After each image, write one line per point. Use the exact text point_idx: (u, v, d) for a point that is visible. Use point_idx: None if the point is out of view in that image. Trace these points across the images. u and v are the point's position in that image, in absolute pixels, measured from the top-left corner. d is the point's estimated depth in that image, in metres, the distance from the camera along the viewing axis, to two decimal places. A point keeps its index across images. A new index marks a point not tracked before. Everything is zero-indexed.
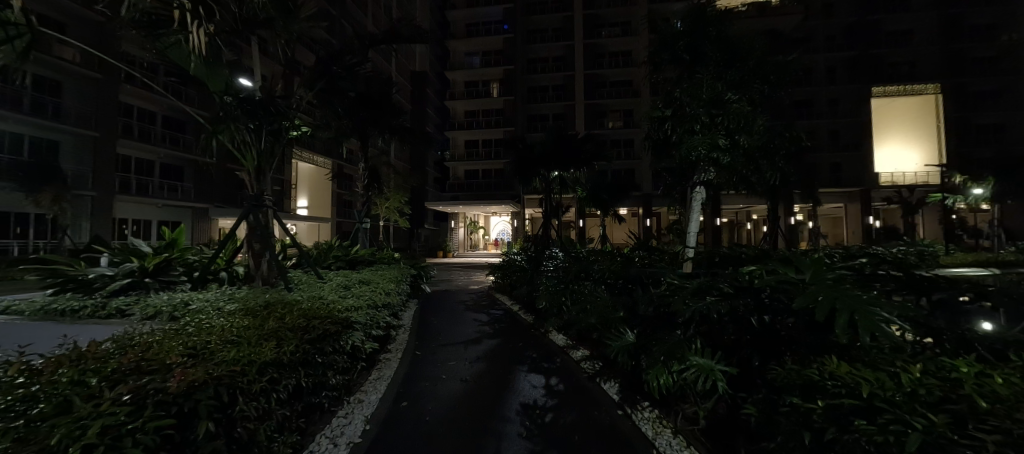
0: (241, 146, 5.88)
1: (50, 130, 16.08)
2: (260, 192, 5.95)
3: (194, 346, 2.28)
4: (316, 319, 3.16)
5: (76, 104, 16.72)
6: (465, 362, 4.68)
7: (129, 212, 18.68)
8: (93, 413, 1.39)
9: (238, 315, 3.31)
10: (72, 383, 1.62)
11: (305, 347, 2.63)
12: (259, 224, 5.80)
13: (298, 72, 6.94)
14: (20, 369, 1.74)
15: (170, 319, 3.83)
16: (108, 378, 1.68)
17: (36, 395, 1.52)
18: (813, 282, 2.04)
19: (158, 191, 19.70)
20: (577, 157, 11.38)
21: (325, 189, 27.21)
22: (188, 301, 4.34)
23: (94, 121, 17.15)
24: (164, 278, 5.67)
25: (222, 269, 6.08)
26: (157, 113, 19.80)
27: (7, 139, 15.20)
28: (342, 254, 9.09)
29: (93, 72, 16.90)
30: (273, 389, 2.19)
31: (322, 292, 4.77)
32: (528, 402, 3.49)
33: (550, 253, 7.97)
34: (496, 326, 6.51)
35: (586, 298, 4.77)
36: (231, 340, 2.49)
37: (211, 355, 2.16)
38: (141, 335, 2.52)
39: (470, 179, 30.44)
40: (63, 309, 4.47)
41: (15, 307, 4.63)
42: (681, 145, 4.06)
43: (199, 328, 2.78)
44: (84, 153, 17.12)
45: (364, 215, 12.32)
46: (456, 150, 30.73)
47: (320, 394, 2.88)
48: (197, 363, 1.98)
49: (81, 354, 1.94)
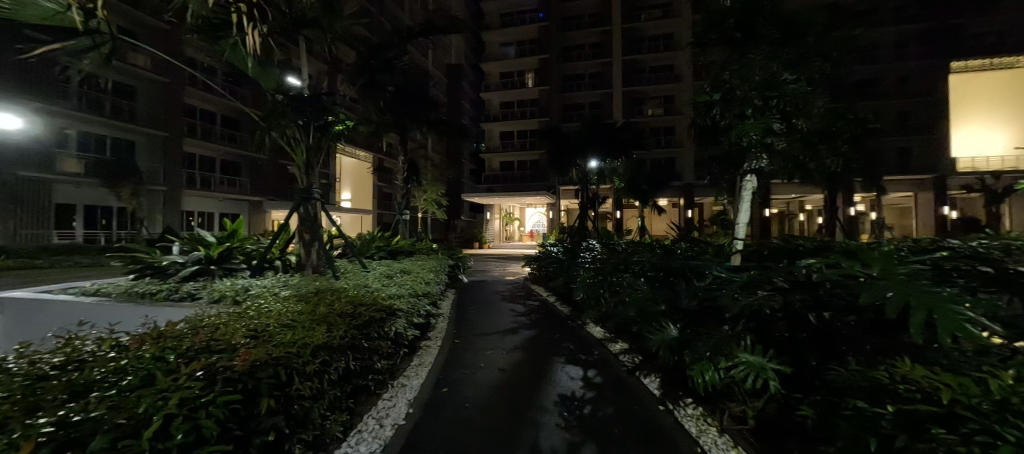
0: (292, 142, 6.28)
1: (128, 132, 17.76)
2: (309, 185, 6.30)
3: (256, 328, 2.47)
4: (363, 305, 3.35)
5: (148, 107, 18.28)
6: (502, 351, 4.74)
7: (195, 205, 20.35)
8: (173, 386, 1.53)
9: (292, 300, 3.53)
10: (154, 358, 1.80)
11: (353, 333, 2.77)
12: (309, 216, 6.17)
13: (340, 69, 7.19)
14: (111, 345, 1.95)
15: (233, 303, 4.17)
16: (184, 355, 1.85)
17: (125, 368, 1.69)
18: (882, 278, 1.87)
19: (219, 185, 21.32)
20: (615, 145, 11.10)
21: (367, 182, 28.33)
22: (249, 287, 4.68)
23: (163, 122, 18.71)
24: (227, 266, 6.14)
25: (277, 258, 6.52)
26: (217, 113, 21.34)
27: (92, 141, 16.83)
28: (385, 243, 9.40)
29: (161, 76, 18.35)
30: (326, 370, 2.35)
31: (366, 280, 5.01)
32: (566, 393, 3.49)
33: (587, 244, 7.86)
34: (532, 316, 6.55)
35: (626, 290, 4.65)
36: (288, 324, 2.66)
37: (270, 337, 2.33)
38: (208, 317, 2.75)
39: (506, 170, 30.49)
40: (142, 292, 4.94)
41: (104, 289, 5.22)
42: (730, 131, 3.82)
43: (258, 313, 3.00)
44: (157, 151, 18.74)
45: (404, 207, 12.74)
46: (491, 142, 30.89)
47: (366, 377, 3.01)
48: (260, 344, 2.14)
49: (160, 333, 2.14)
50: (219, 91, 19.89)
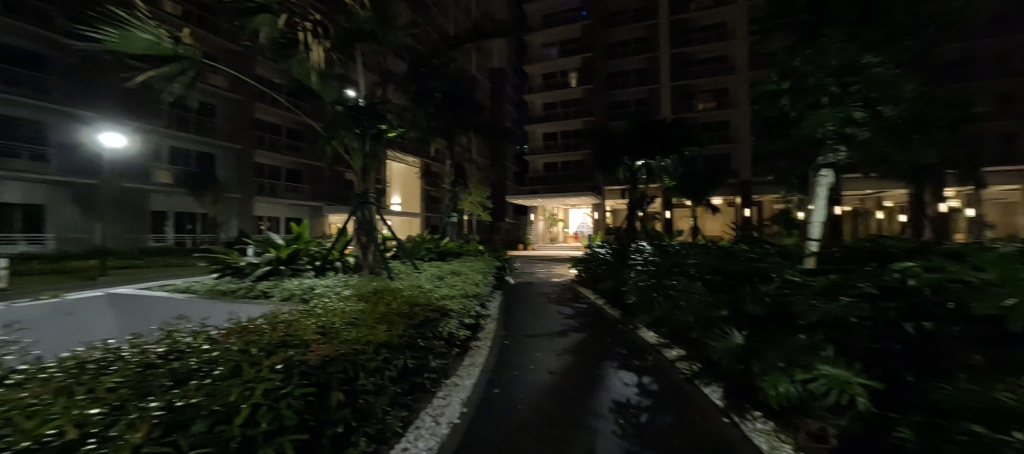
0: (350, 150, 6.68)
1: (210, 146, 19.75)
2: (365, 191, 6.67)
3: (324, 325, 2.63)
4: (419, 305, 3.47)
5: (225, 123, 20.27)
6: (551, 354, 4.71)
7: (264, 211, 22.26)
8: (257, 377, 1.66)
9: (353, 299, 3.75)
10: (240, 350, 1.97)
11: (410, 332, 2.88)
12: (366, 220, 6.54)
13: (393, 79, 7.54)
14: (204, 338, 2.16)
15: (301, 301, 4.50)
16: (265, 348, 2.01)
17: (216, 359, 1.86)
18: (1002, 282, 1.64)
19: (285, 192, 23.18)
20: (665, 142, 10.68)
21: (415, 186, 29.46)
22: (314, 286, 5.03)
23: (237, 135, 20.64)
24: (294, 266, 6.64)
25: (338, 259, 6.95)
26: (282, 126, 23.20)
27: (183, 155, 18.81)
28: (434, 246, 9.71)
29: (235, 94, 20.26)
30: (387, 368, 2.45)
31: (419, 281, 5.20)
32: (621, 400, 3.38)
33: (637, 246, 7.63)
34: (581, 319, 6.46)
35: (682, 294, 4.44)
36: (351, 322, 2.82)
37: (337, 334, 2.47)
38: (282, 314, 2.98)
39: (549, 172, 30.35)
40: (224, 290, 5.46)
41: (193, 286, 5.84)
42: (800, 123, 3.54)
43: (324, 310, 3.20)
44: (233, 162, 20.69)
45: (452, 209, 13.12)
46: (535, 143, 30.92)
47: (423, 374, 3.11)
48: (328, 340, 2.27)
49: (244, 328, 2.35)
50: (284, 106, 21.61)
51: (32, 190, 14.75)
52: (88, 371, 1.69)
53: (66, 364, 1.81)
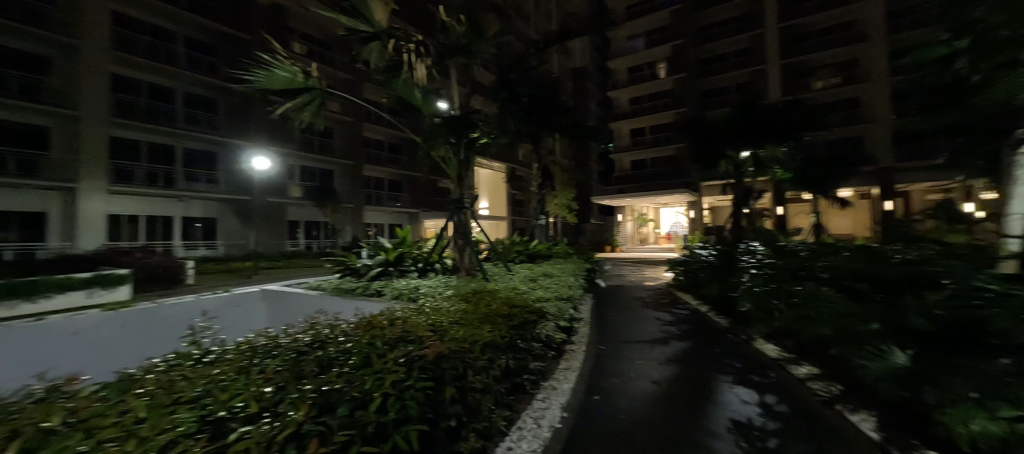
0: (447, 159, 7.14)
1: (330, 163, 22.80)
2: (461, 197, 7.06)
3: (434, 323, 2.81)
4: (517, 308, 3.54)
5: (341, 142, 23.27)
6: (652, 362, 4.42)
7: (372, 218, 24.96)
8: (385, 369, 1.82)
9: (455, 300, 3.98)
10: (369, 343, 2.20)
11: (512, 333, 2.93)
12: (461, 224, 6.94)
13: (484, 89, 7.90)
14: (340, 331, 2.47)
15: (408, 300, 4.92)
16: (388, 342, 2.22)
17: (351, 349, 2.09)
18: None
19: (388, 200, 25.72)
20: (778, 128, 9.41)
21: (502, 190, 30.41)
22: (418, 286, 5.45)
23: (350, 152, 23.52)
24: (401, 267, 7.29)
25: (437, 261, 7.46)
26: (385, 141, 25.84)
27: (312, 173, 22.06)
28: (523, 247, 9.87)
29: (348, 116, 23.16)
30: (492, 367, 2.52)
31: (513, 283, 5.33)
32: (740, 419, 3.02)
33: (747, 246, 6.83)
34: (683, 326, 5.99)
35: (814, 302, 3.83)
36: (457, 321, 2.97)
37: (446, 332, 2.62)
38: (397, 311, 3.28)
39: (638, 169, 28.92)
40: (345, 288, 6.21)
41: (322, 285, 6.75)
42: (983, 88, 2.82)
43: (432, 309, 3.44)
44: (347, 176, 23.60)
45: (539, 212, 13.23)
46: (621, 141, 29.76)
47: (523, 375, 3.15)
48: (439, 337, 2.42)
49: (370, 323, 2.63)
50: (386, 123, 24.06)
51: (207, 206, 18.26)
52: (257, 355, 2.02)
53: (241, 348, 2.19)
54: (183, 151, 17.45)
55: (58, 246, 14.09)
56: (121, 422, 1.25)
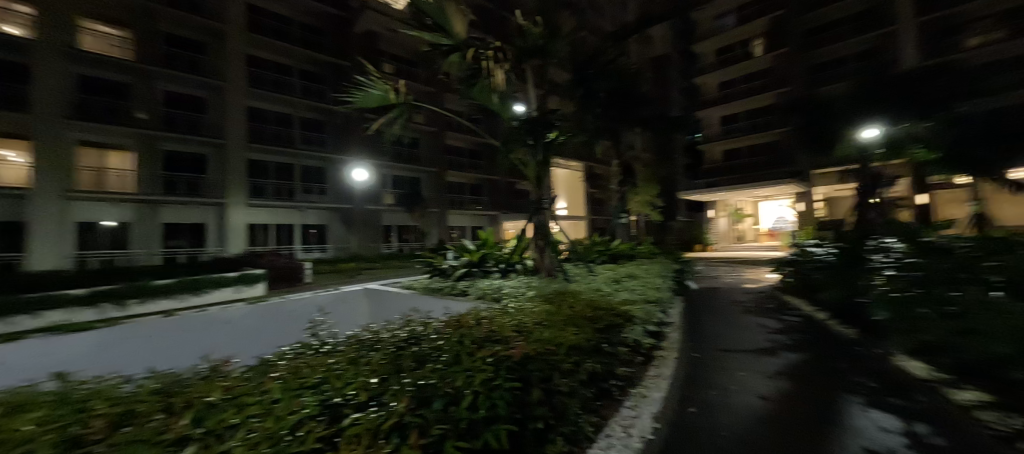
0: (525, 161, 7.26)
1: (417, 171, 24.60)
2: (540, 197, 7.13)
3: (518, 324, 2.85)
4: (601, 310, 3.43)
5: (426, 151, 25.00)
6: (758, 375, 3.95)
7: (456, 221, 26.32)
8: (474, 368, 1.88)
9: (538, 301, 4.00)
10: (457, 342, 2.29)
11: (596, 336, 2.84)
12: (541, 224, 7.00)
13: (560, 88, 7.88)
14: (431, 328, 2.61)
15: (492, 300, 5.07)
16: (476, 341, 2.30)
17: (441, 347, 2.19)
18: None
19: (470, 204, 26.91)
20: None
21: (580, 190, 29.90)
22: (501, 287, 5.60)
23: (435, 160, 25.09)
24: (483, 268, 7.56)
25: (518, 262, 7.62)
26: (466, 147, 27.13)
27: (403, 181, 24.04)
28: (605, 247, 9.60)
29: (432, 127, 24.78)
30: (578, 370, 2.47)
31: (596, 285, 5.20)
32: (875, 447, 2.54)
33: (876, 241, 5.79)
34: (795, 334, 5.28)
35: (976, 310, 3.09)
36: (541, 322, 2.97)
37: (531, 333, 2.64)
38: (481, 311, 3.39)
39: (731, 159, 26.31)
40: (433, 287, 6.62)
41: (413, 285, 7.29)
42: None
43: (516, 310, 3.50)
44: (433, 183, 25.22)
45: (621, 210, 12.74)
46: (711, 130, 27.31)
47: (610, 380, 3.03)
48: (525, 338, 2.44)
49: (457, 321, 2.75)
50: (466, 130, 25.25)
51: (320, 214, 20.93)
52: (363, 348, 2.23)
53: (350, 341, 2.44)
54: (301, 168, 20.21)
55: (214, 250, 17.26)
56: (262, 400, 1.47)
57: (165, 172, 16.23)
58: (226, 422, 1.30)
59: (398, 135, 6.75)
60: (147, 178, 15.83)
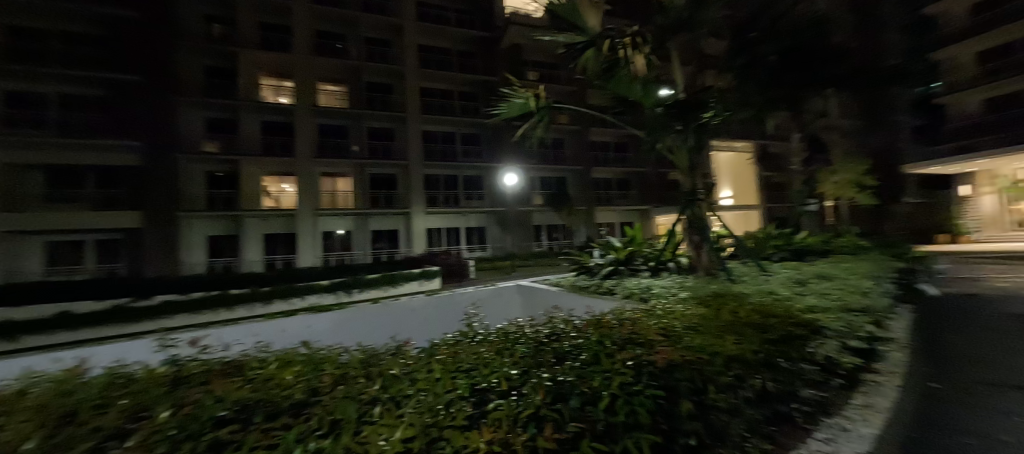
0: (674, 149, 6.70)
1: (563, 171, 25.14)
2: (694, 188, 6.49)
3: (665, 327, 2.64)
4: (775, 318, 2.88)
5: (571, 151, 25.36)
6: None
7: (603, 218, 25.88)
8: (611, 369, 1.83)
9: (692, 304, 3.62)
10: (597, 341, 2.26)
11: (767, 348, 2.39)
12: (696, 218, 6.38)
13: (715, 62, 6.98)
14: (572, 326, 2.65)
15: (641, 300, 4.82)
16: (615, 342, 2.23)
17: (581, 346, 2.20)
18: None
19: (618, 199, 26.11)
20: None
21: (750, 174, 25.61)
22: (650, 287, 5.29)
23: (581, 158, 25.18)
24: (631, 267, 7.28)
25: (670, 260, 7.12)
26: (611, 142, 26.56)
27: (550, 182, 24.93)
28: (784, 241, 8.02)
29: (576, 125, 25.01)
30: (741, 386, 2.13)
31: (771, 287, 4.40)
32: None
33: None
34: None
35: None
36: (694, 327, 2.68)
37: (680, 339, 2.40)
38: (625, 312, 3.27)
39: (999, 111, 18.49)
40: (580, 285, 6.69)
41: (561, 282, 7.53)
42: None
43: (664, 312, 3.24)
44: (579, 181, 25.36)
45: (807, 196, 10.42)
46: (957, 74, 19.70)
47: (790, 403, 2.50)
48: (673, 344, 2.24)
49: (598, 321, 2.73)
50: (610, 124, 24.65)
51: (480, 217, 23.40)
52: (509, 340, 2.42)
53: (499, 333, 2.68)
54: (463, 178, 23.03)
55: (404, 250, 21.22)
56: (427, 378, 1.75)
57: (371, 190, 20.78)
58: (403, 391, 1.61)
59: (541, 139, 7.08)
60: (360, 196, 20.53)
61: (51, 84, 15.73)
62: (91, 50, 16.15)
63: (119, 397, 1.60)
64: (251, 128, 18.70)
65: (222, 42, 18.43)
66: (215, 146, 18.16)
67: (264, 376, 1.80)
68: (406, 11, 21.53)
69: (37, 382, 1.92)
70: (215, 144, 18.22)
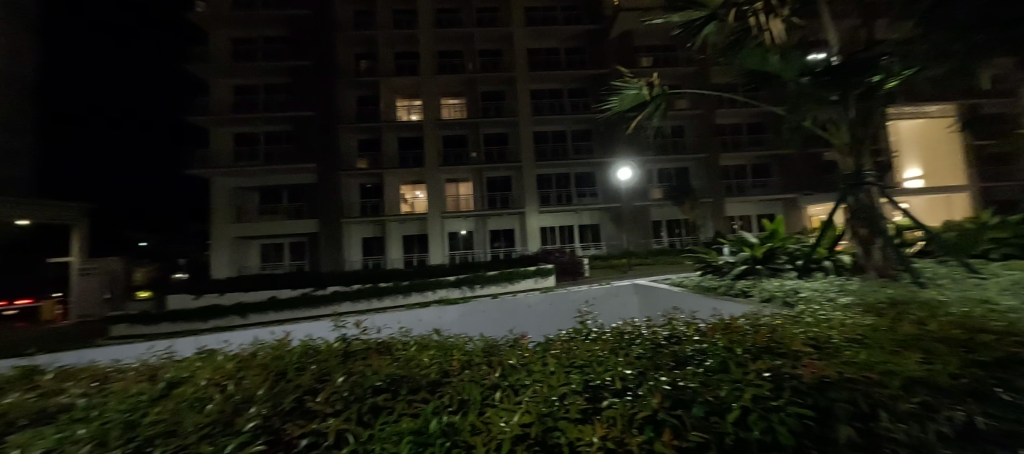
0: (830, 124, 5.64)
1: (684, 160, 23.01)
2: (860, 170, 5.43)
3: (816, 337, 2.23)
4: (990, 333, 2.19)
5: (693, 138, 23.15)
6: None
7: (736, 210, 22.96)
8: (743, 379, 1.64)
9: (855, 311, 3.00)
10: (725, 348, 2.05)
11: (977, 372, 1.83)
12: (861, 206, 5.34)
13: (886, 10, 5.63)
14: (696, 329, 2.44)
15: (785, 304, 4.15)
16: (749, 351, 1.98)
17: (704, 352, 2.01)
18: None
19: (753, 188, 22.88)
20: None
21: (950, 146, 19.61)
22: (798, 289, 4.56)
23: (705, 145, 22.70)
24: (772, 265, 6.35)
25: (826, 258, 6.07)
26: (743, 123, 23.54)
27: (670, 174, 23.16)
28: (1008, 231, 6.01)
29: (698, 109, 22.70)
30: (934, 419, 1.66)
31: (985, 294, 3.38)
32: None
33: None
34: None
35: None
36: (859, 339, 2.21)
37: (838, 352, 2.00)
38: (763, 316, 2.87)
39: None
40: (707, 286, 6.10)
41: (684, 282, 6.98)
42: None
43: (815, 319, 2.75)
44: (704, 170, 22.93)
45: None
46: None
47: None
48: (825, 357, 1.90)
49: (728, 325, 2.46)
50: (741, 103, 21.75)
51: (593, 214, 22.98)
52: (624, 340, 2.36)
53: (614, 331, 2.64)
54: (575, 175, 23.04)
55: (520, 249, 22.15)
56: (543, 370, 1.84)
57: (489, 193, 22.24)
58: (520, 380, 1.72)
59: (657, 129, 6.68)
60: (479, 198, 22.13)
61: (260, 125, 20.82)
62: (283, 96, 20.92)
63: (311, 363, 2.08)
64: (390, 145, 21.78)
65: (367, 74, 21.89)
66: (365, 163, 21.68)
67: (406, 357, 2.12)
68: (515, 18, 22.36)
69: (261, 347, 2.61)
70: (365, 161, 21.74)
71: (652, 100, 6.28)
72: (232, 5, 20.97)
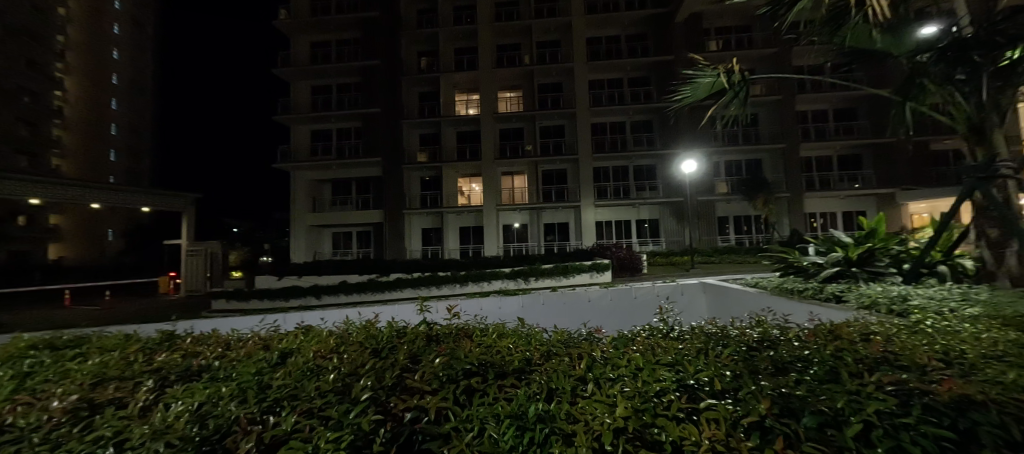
0: (956, 106, 4.88)
1: (757, 151, 21.24)
2: (993, 160, 4.65)
3: (947, 351, 1.95)
4: None
5: (768, 126, 21.31)
6: None
7: (817, 207, 20.85)
8: (860, 392, 1.49)
9: (989, 325, 2.60)
10: (834, 356, 1.86)
11: None
12: (995, 202, 4.59)
13: None
14: (794, 334, 2.25)
15: (891, 314, 3.69)
16: (863, 362, 1.79)
17: (807, 359, 1.84)
18: None
19: (840, 183, 20.64)
20: None
21: None
22: (907, 296, 4.04)
23: (782, 134, 20.74)
24: (871, 269, 5.68)
25: (941, 263, 5.44)
26: (829, 109, 21.23)
27: (740, 166, 21.55)
28: None
29: (775, 95, 20.76)
30: None
31: None
32: None
33: None
34: None
35: None
36: (1004, 357, 1.91)
37: (979, 370, 1.74)
38: (871, 324, 2.58)
39: None
40: (791, 289, 5.59)
41: (763, 283, 6.47)
42: None
43: (939, 330, 2.42)
44: (780, 162, 20.98)
45: None
46: None
47: None
48: (963, 374, 1.66)
49: (834, 333, 2.23)
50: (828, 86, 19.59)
51: (653, 209, 22.01)
52: (710, 341, 2.24)
53: (697, 331, 2.52)
54: (634, 168, 22.25)
55: (574, 242, 21.80)
56: (629, 365, 1.80)
57: (544, 186, 22.14)
58: (606, 374, 1.70)
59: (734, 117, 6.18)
60: (534, 191, 22.12)
61: (333, 122, 22.45)
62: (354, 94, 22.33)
63: (401, 344, 2.22)
64: (450, 139, 22.49)
65: (429, 71, 22.69)
66: (426, 156, 22.61)
67: (488, 343, 2.19)
68: (575, 7, 21.78)
69: (352, 326, 2.84)
70: (426, 154, 22.68)
71: (732, 87, 5.83)
72: (309, 10, 22.58)
